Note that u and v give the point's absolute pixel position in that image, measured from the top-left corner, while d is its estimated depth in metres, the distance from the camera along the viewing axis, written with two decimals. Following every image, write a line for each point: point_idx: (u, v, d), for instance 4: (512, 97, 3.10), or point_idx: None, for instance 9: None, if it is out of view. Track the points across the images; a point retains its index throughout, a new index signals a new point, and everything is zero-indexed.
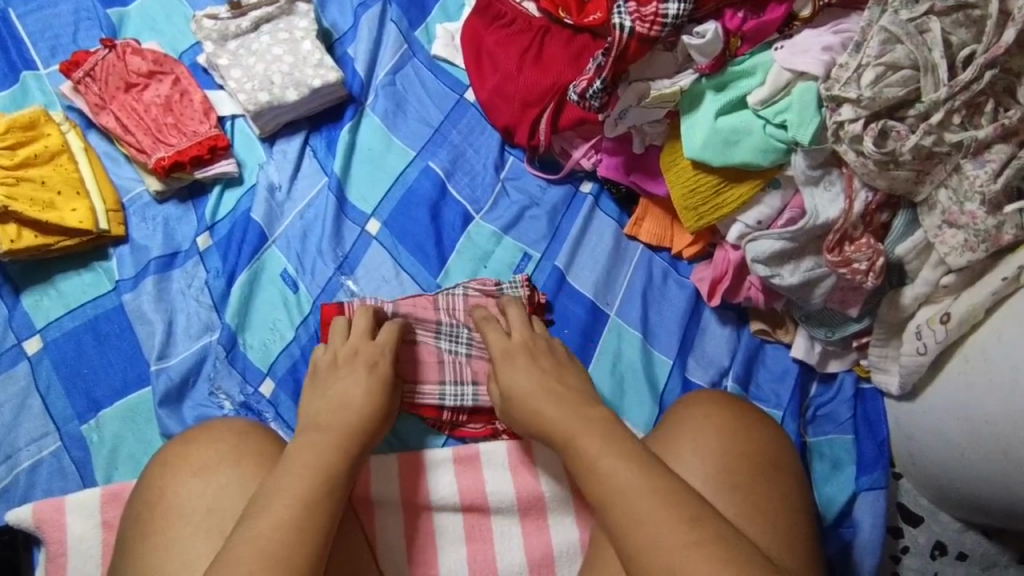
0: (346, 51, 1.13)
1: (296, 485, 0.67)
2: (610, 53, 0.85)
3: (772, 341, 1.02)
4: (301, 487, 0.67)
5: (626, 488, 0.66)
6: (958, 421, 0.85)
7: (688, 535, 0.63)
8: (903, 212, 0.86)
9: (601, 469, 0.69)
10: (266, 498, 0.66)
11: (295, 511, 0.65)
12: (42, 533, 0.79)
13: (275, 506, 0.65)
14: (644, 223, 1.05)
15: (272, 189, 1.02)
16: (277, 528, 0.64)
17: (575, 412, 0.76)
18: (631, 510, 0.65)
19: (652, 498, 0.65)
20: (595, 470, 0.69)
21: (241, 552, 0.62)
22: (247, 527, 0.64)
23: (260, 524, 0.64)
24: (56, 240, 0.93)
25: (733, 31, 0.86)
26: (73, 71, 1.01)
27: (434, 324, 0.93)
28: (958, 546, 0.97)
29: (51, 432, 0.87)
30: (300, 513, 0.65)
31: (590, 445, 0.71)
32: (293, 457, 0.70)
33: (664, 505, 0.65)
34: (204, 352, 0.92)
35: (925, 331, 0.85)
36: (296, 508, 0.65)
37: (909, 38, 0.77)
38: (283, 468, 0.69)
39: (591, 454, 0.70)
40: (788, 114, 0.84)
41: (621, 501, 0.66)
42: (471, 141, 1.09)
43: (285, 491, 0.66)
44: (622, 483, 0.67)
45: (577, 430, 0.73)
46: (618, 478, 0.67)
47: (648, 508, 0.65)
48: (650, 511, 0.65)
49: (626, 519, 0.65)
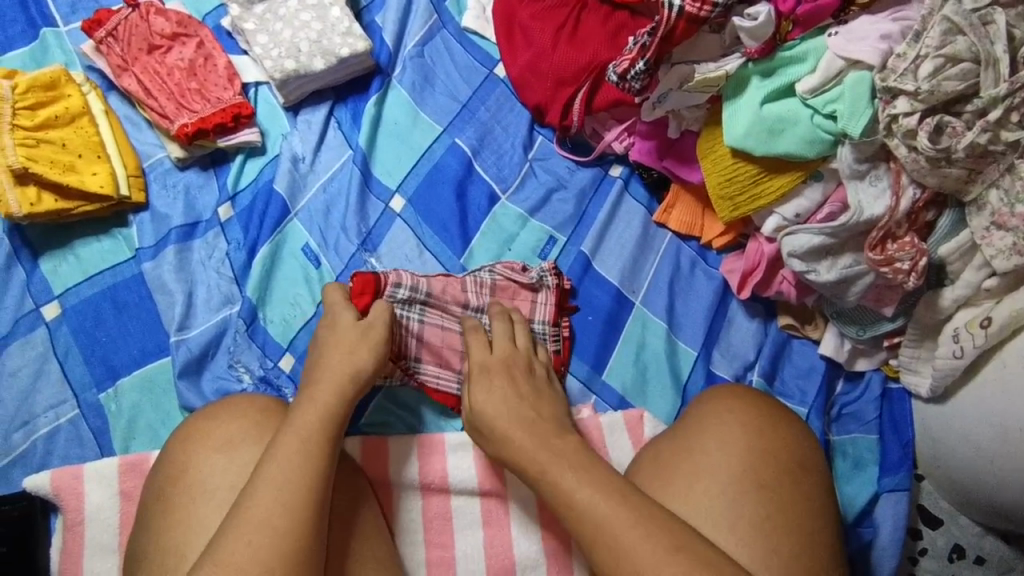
0: (374, 19, 1.09)
1: (298, 458, 0.66)
2: (656, 34, 0.81)
3: (799, 337, 1.00)
4: (296, 473, 0.65)
5: (609, 520, 0.66)
6: (993, 428, 0.83)
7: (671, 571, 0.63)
8: (950, 211, 0.83)
9: (579, 502, 0.68)
10: (261, 480, 0.65)
11: (282, 498, 0.64)
12: (60, 501, 0.79)
13: (262, 492, 0.64)
14: (674, 210, 1.02)
15: (296, 161, 0.99)
16: (266, 516, 0.63)
17: (547, 445, 0.74)
18: (619, 544, 0.65)
19: (634, 530, 0.65)
20: (574, 499, 0.69)
21: (242, 527, 0.62)
22: (236, 521, 0.62)
23: (246, 517, 0.62)
24: (76, 205, 0.91)
25: (785, 14, 0.82)
26: (95, 30, 0.98)
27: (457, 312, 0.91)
28: (977, 550, 0.95)
29: (69, 399, 0.86)
30: (290, 497, 0.64)
31: (566, 477, 0.70)
32: (305, 431, 0.68)
33: (648, 536, 0.65)
34: (223, 325, 0.90)
35: (963, 334, 0.83)
36: (283, 493, 0.64)
37: (973, 29, 0.73)
38: (304, 437, 0.68)
39: (568, 485, 0.70)
40: (838, 105, 0.81)
41: (608, 535, 0.66)
42: (500, 119, 1.06)
43: (280, 474, 0.65)
44: (602, 515, 0.67)
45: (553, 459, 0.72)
46: (603, 511, 0.67)
47: (637, 539, 0.65)
48: (636, 543, 0.65)
49: (615, 551, 0.65)
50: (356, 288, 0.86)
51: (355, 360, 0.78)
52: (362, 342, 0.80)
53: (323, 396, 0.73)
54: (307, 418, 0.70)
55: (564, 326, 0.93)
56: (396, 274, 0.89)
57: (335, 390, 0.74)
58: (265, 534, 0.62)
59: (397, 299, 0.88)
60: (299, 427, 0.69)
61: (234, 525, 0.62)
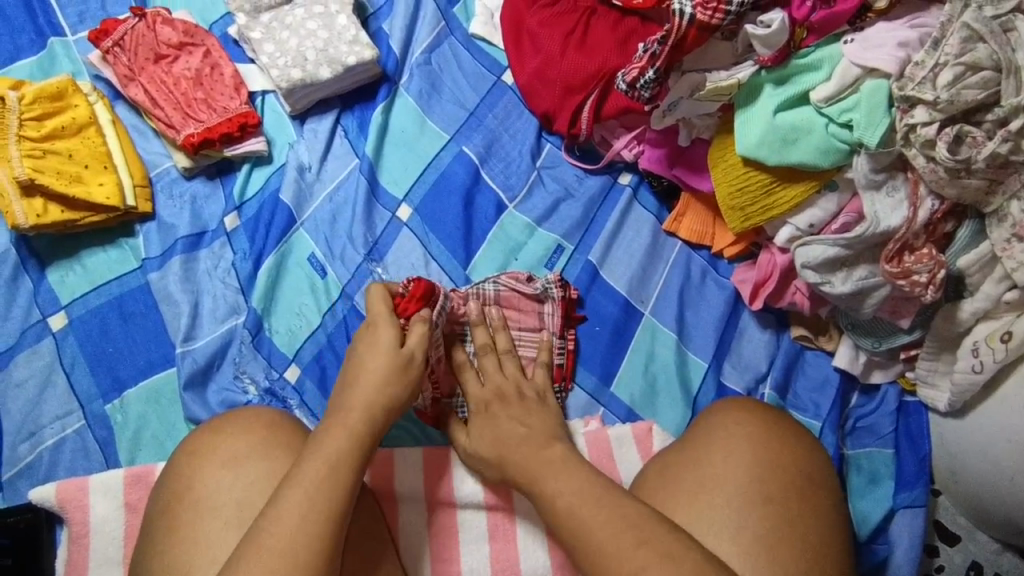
0: (381, 27, 1.08)
1: (324, 490, 0.65)
2: (667, 42, 0.80)
3: (813, 348, 0.98)
4: (323, 503, 0.64)
5: (587, 520, 0.66)
6: (1010, 443, 0.81)
7: (631, 563, 0.62)
8: (970, 221, 0.81)
9: (562, 505, 0.68)
10: (283, 506, 0.63)
11: (302, 529, 0.62)
12: (65, 513, 0.78)
13: (284, 518, 0.62)
14: (684, 219, 1.00)
15: (302, 170, 0.99)
16: (287, 546, 0.61)
17: (537, 455, 0.74)
18: (594, 540, 0.65)
19: (608, 527, 0.65)
20: (557, 502, 0.69)
21: (261, 561, 0.60)
22: (254, 546, 0.61)
23: (263, 545, 0.61)
24: (83, 216, 0.91)
25: (799, 22, 0.80)
26: (101, 39, 0.97)
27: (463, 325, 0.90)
28: (995, 568, 0.92)
29: (75, 410, 0.86)
30: (309, 527, 0.62)
31: (550, 483, 0.71)
32: (332, 458, 0.67)
33: (616, 533, 0.64)
34: (229, 335, 0.90)
35: (982, 348, 0.81)
36: (304, 525, 0.62)
37: (993, 36, 0.71)
38: (321, 461, 0.66)
39: (550, 490, 0.70)
40: (854, 114, 0.79)
41: (585, 533, 0.65)
42: (508, 127, 1.05)
43: (304, 502, 0.63)
44: (581, 517, 0.67)
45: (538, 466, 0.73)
46: (576, 509, 0.67)
47: (608, 537, 0.64)
48: (609, 538, 0.64)
49: (586, 541, 0.65)
50: (411, 292, 0.84)
51: (389, 390, 0.75)
52: (398, 375, 0.76)
53: (355, 421, 0.71)
54: (337, 445, 0.68)
55: (569, 338, 0.92)
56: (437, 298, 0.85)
57: (366, 416, 0.72)
58: (279, 563, 0.60)
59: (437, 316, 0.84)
60: (326, 453, 0.67)
61: (249, 551, 0.61)
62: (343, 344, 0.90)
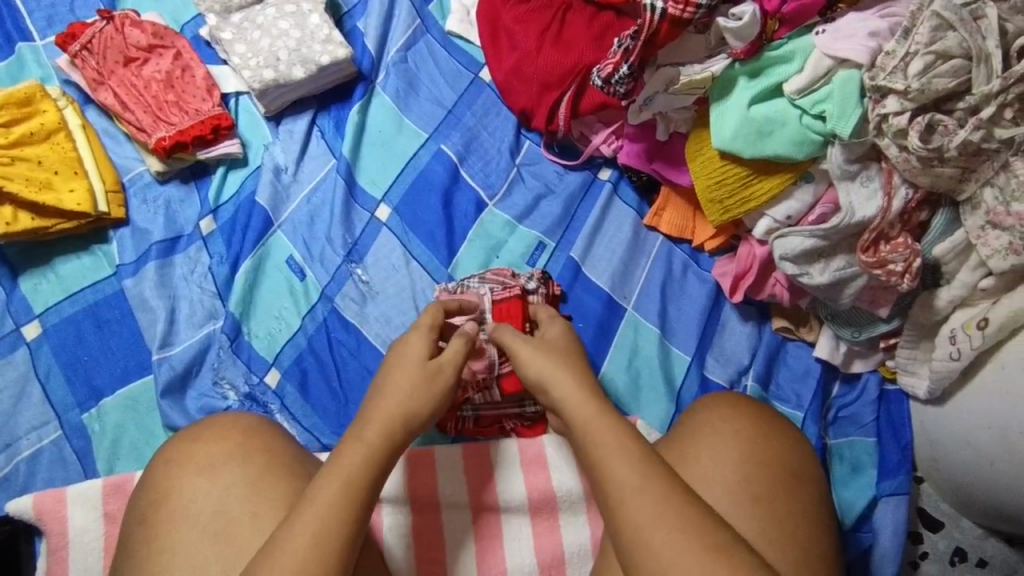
0: (356, 25, 1.08)
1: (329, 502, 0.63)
2: (639, 37, 0.80)
3: (794, 339, 0.98)
4: (337, 522, 0.61)
5: (642, 484, 0.61)
6: (990, 431, 0.81)
7: (713, 538, 0.58)
8: (944, 210, 0.82)
9: (617, 461, 0.63)
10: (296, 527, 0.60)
11: (314, 549, 0.59)
12: (42, 524, 0.77)
13: (296, 537, 0.60)
14: (665, 213, 1.00)
15: (278, 171, 0.98)
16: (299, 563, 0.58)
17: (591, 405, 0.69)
18: (650, 505, 0.60)
19: (667, 496, 0.60)
20: (612, 459, 0.63)
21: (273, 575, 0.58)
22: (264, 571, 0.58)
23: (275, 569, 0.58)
24: (53, 223, 0.90)
25: (771, 13, 0.80)
26: (69, 44, 0.96)
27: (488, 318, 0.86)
28: (979, 553, 0.91)
29: (51, 420, 0.85)
30: (320, 551, 0.59)
31: (605, 436, 0.65)
32: (351, 477, 0.64)
33: (672, 502, 0.60)
34: (207, 341, 0.89)
35: (959, 336, 0.81)
36: (317, 552, 0.59)
37: (963, 24, 0.71)
38: (338, 478, 0.64)
39: (606, 444, 0.65)
40: (827, 105, 0.80)
41: (638, 497, 0.60)
42: (486, 124, 1.04)
43: (316, 521, 0.60)
44: (640, 478, 0.61)
45: (595, 414, 0.68)
46: (630, 477, 0.62)
47: (664, 507, 0.59)
48: (663, 507, 0.59)
49: (654, 508, 0.60)
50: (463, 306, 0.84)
51: (414, 404, 0.71)
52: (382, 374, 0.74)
53: None
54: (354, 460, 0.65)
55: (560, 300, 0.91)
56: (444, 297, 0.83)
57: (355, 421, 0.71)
58: None
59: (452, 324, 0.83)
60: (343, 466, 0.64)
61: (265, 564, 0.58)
62: (324, 347, 0.90)
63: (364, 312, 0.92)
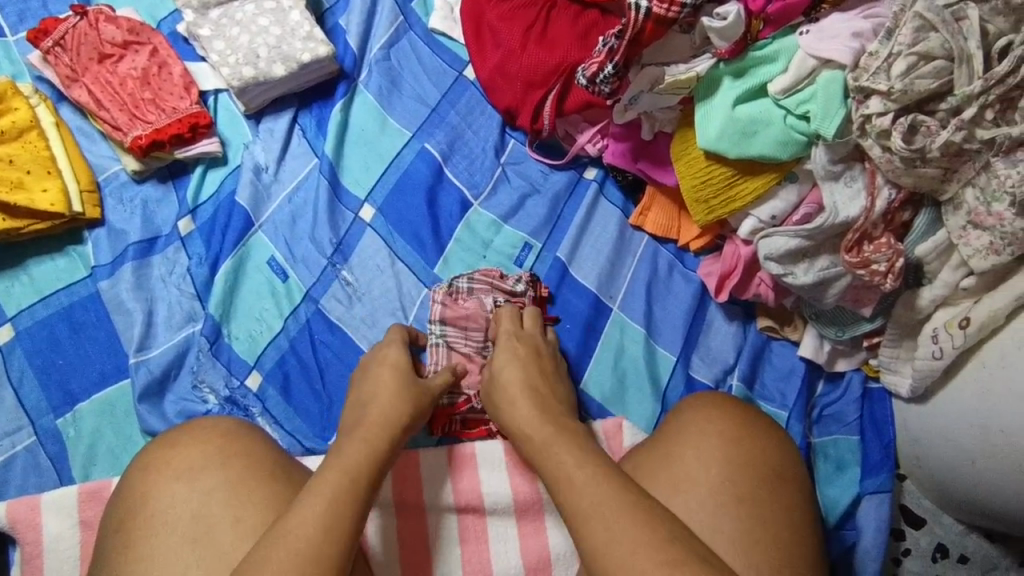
0: (338, 22, 1.06)
1: (312, 505, 0.63)
2: (624, 36, 0.80)
3: (779, 339, 0.98)
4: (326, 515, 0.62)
5: (599, 502, 0.63)
6: (972, 428, 0.82)
7: (668, 554, 0.59)
8: (927, 209, 0.82)
9: (578, 480, 0.66)
10: (285, 528, 0.61)
11: (311, 546, 0.60)
12: (16, 533, 0.75)
13: (295, 536, 0.60)
14: (650, 213, 1.00)
15: (258, 171, 0.96)
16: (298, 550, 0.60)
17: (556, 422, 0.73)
18: (607, 526, 0.62)
19: (624, 515, 0.62)
20: (573, 480, 0.66)
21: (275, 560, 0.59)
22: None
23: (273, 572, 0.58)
24: (25, 224, 0.88)
25: (756, 13, 0.80)
26: (40, 39, 0.94)
27: (479, 336, 0.89)
28: (960, 549, 0.93)
29: (25, 426, 0.83)
30: (317, 548, 0.60)
31: (567, 457, 0.68)
32: (350, 468, 0.67)
33: (626, 521, 0.61)
34: (186, 343, 0.87)
35: (941, 335, 0.82)
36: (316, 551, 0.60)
37: (945, 25, 0.71)
38: (338, 471, 0.66)
39: (570, 466, 0.67)
40: (811, 105, 0.80)
41: (596, 516, 0.62)
42: (471, 123, 1.03)
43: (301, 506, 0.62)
44: (597, 496, 0.64)
45: (548, 438, 0.71)
46: (588, 495, 0.64)
47: (622, 526, 0.61)
48: (617, 524, 0.61)
49: (606, 529, 0.61)
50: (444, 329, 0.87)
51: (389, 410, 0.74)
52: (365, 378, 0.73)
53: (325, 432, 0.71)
54: (351, 457, 0.68)
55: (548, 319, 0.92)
56: (433, 309, 0.89)
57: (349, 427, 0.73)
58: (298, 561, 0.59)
59: (439, 343, 0.88)
60: (344, 462, 0.67)
61: (263, 549, 0.60)
62: (307, 348, 0.88)
63: (348, 313, 0.90)
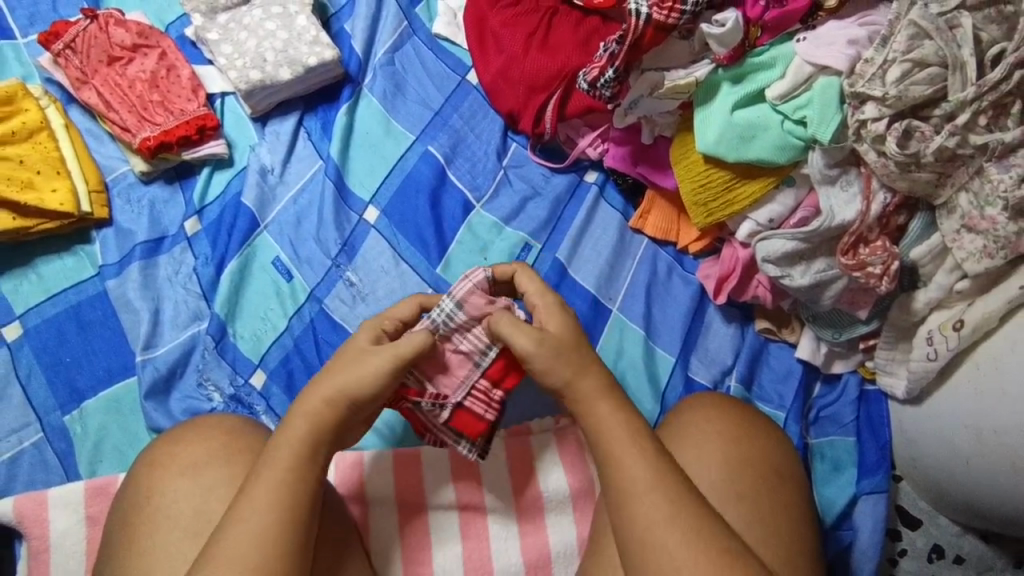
0: (343, 27, 1.08)
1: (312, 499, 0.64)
2: (625, 42, 0.81)
3: (776, 340, 1.00)
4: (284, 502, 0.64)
5: (648, 488, 0.65)
6: (965, 429, 0.83)
7: (720, 542, 0.63)
8: (921, 214, 0.84)
9: (624, 465, 0.66)
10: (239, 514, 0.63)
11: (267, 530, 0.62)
12: (23, 527, 0.76)
13: (248, 523, 0.62)
14: (650, 216, 1.01)
15: (264, 172, 0.97)
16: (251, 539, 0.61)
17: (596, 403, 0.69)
18: (657, 513, 0.64)
19: (671, 502, 0.64)
20: (623, 462, 0.66)
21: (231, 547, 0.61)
22: (209, 567, 0.60)
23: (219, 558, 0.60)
24: (34, 223, 0.89)
25: (753, 20, 0.82)
26: (52, 42, 0.95)
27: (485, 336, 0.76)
28: (956, 549, 0.94)
29: (32, 422, 0.84)
30: (267, 532, 0.62)
31: (613, 440, 0.68)
32: None
33: (673, 511, 0.64)
34: (192, 342, 0.88)
35: (936, 337, 0.83)
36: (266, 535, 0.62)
37: (939, 33, 0.73)
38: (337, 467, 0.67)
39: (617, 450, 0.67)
40: (808, 110, 0.81)
41: (645, 499, 0.64)
42: (473, 126, 1.04)
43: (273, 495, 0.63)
44: (644, 481, 0.65)
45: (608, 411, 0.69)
46: (642, 477, 0.65)
47: (665, 516, 0.64)
48: (660, 512, 0.64)
49: (667, 506, 0.64)
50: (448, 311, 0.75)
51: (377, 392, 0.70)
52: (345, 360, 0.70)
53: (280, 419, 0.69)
54: None
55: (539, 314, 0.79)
56: (461, 284, 0.75)
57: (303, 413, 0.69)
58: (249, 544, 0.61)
59: (438, 321, 0.75)
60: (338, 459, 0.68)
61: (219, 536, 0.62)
62: (310, 348, 0.89)
63: (352, 312, 0.92)
